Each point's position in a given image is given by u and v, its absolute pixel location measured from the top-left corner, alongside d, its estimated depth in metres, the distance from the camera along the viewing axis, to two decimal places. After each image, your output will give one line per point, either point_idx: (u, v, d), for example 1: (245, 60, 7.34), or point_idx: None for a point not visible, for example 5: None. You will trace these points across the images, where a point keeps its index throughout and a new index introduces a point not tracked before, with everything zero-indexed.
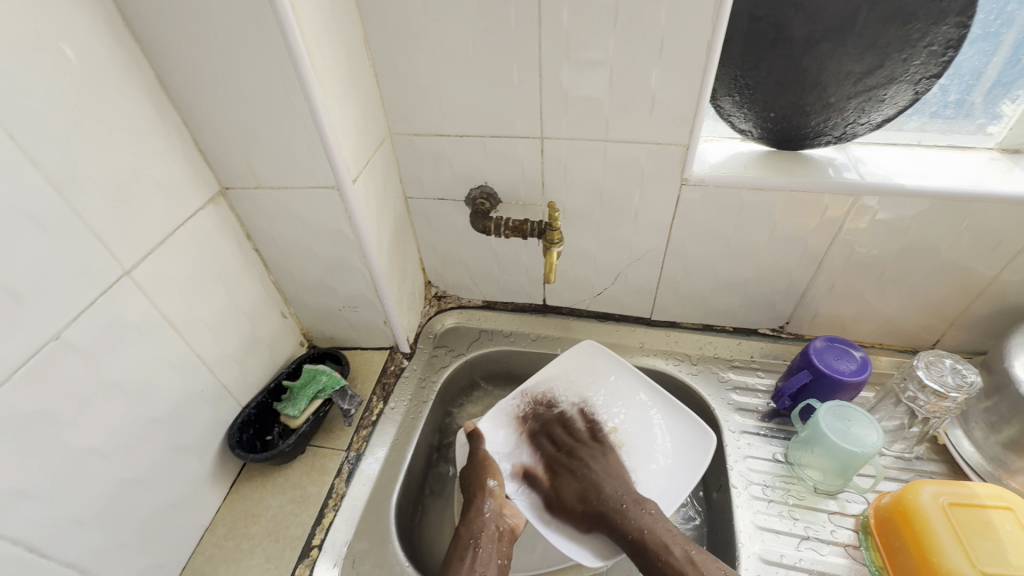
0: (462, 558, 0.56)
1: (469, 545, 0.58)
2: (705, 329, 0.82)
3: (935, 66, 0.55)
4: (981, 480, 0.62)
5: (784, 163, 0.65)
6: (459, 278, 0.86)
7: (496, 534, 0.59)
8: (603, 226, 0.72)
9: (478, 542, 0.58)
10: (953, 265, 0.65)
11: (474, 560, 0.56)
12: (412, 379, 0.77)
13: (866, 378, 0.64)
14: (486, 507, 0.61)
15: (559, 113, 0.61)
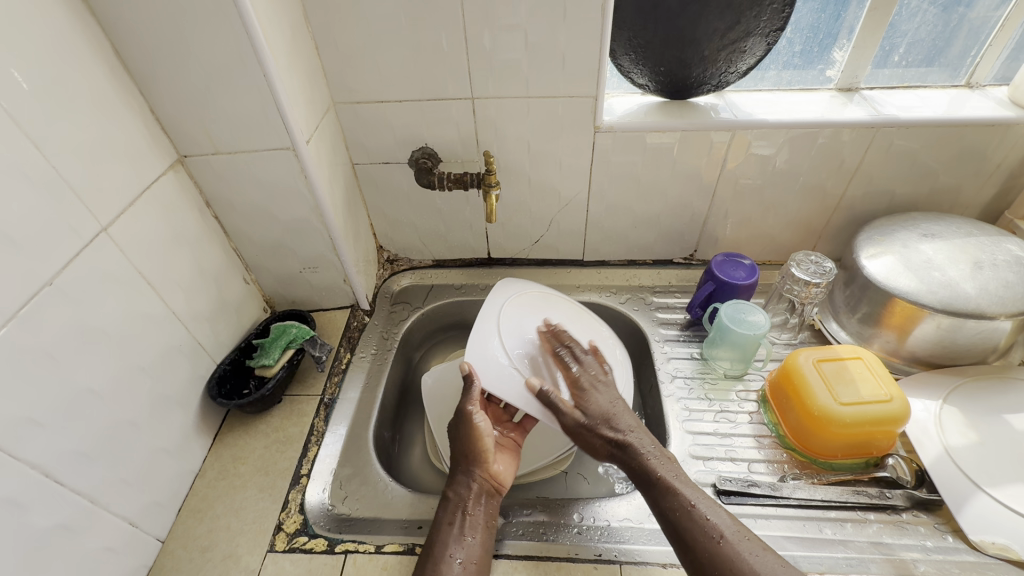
0: (452, 524, 0.56)
1: (458, 511, 0.57)
2: (630, 264, 0.95)
3: (779, 21, 0.70)
4: None
5: (676, 110, 0.78)
6: (410, 240, 0.93)
7: (485, 500, 0.59)
8: (533, 176, 0.82)
9: (466, 508, 0.58)
10: (813, 185, 0.81)
11: (463, 525, 0.56)
12: (375, 332, 0.85)
13: (755, 281, 0.79)
14: (474, 482, 0.60)
15: (486, 75, 0.70)
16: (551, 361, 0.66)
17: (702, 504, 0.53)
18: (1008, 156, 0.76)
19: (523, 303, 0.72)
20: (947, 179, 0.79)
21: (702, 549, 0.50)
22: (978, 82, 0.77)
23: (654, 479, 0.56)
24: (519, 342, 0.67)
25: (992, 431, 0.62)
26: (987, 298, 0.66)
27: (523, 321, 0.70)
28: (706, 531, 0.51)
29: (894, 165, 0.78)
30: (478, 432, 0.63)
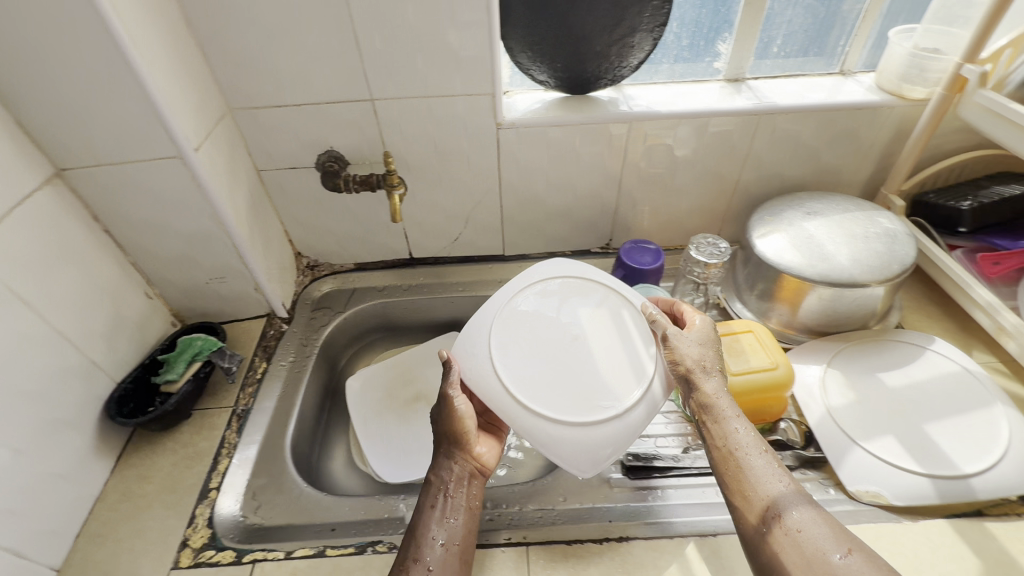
0: (433, 507, 0.56)
1: (439, 495, 0.57)
2: (550, 256, 0.97)
3: (661, 17, 0.73)
4: None
5: (576, 104, 0.81)
6: (328, 245, 0.93)
7: (467, 482, 0.59)
8: (443, 175, 0.83)
9: (447, 491, 0.58)
10: (710, 171, 0.86)
11: (444, 508, 0.56)
12: (293, 340, 0.84)
13: (661, 266, 0.83)
14: (455, 466, 0.60)
15: (382, 76, 0.71)
16: (560, 358, 0.62)
17: (769, 454, 0.53)
18: (878, 136, 0.82)
19: (550, 290, 0.67)
20: (828, 160, 0.85)
21: (755, 491, 0.51)
22: (850, 70, 0.83)
23: (723, 423, 0.55)
24: (523, 332, 0.63)
25: (866, 390, 0.68)
26: (861, 270, 0.71)
27: (541, 309, 0.66)
28: (772, 480, 0.51)
29: (780, 149, 0.83)
30: (456, 412, 0.62)
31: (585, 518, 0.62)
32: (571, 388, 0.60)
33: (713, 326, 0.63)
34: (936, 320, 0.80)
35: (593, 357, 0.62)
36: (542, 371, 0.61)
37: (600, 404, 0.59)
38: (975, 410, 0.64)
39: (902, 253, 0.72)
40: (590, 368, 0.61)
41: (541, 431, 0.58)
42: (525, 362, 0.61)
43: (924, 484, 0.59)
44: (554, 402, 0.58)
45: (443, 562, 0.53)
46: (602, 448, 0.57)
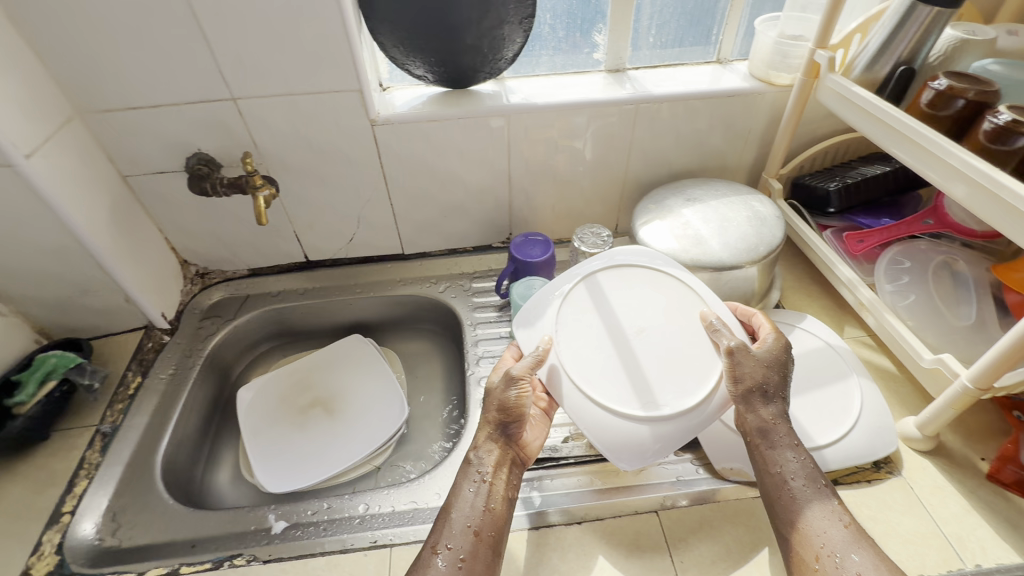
0: (473, 490, 0.55)
1: (479, 477, 0.56)
2: (452, 253, 0.96)
3: (527, 8, 0.73)
4: None
5: (455, 99, 0.80)
6: (216, 251, 0.89)
7: (506, 470, 0.58)
8: (324, 175, 0.81)
9: (489, 476, 0.56)
10: (597, 162, 0.86)
11: (485, 494, 0.54)
12: (175, 352, 0.81)
13: (552, 257, 0.83)
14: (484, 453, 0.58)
15: (240, 75, 0.68)
16: (625, 349, 0.61)
17: (830, 489, 0.53)
18: (754, 121, 0.84)
19: (627, 276, 0.66)
20: (711, 147, 0.87)
21: (812, 525, 0.51)
22: (726, 58, 0.85)
23: (790, 448, 0.55)
24: (590, 319, 0.63)
25: None
26: (730, 252, 0.73)
27: (612, 296, 0.65)
28: (833, 517, 0.51)
29: (662, 137, 0.84)
30: (513, 384, 0.59)
31: None
32: (629, 382, 0.59)
33: (788, 346, 0.60)
34: (815, 299, 0.82)
35: (657, 351, 0.61)
36: (598, 362, 0.60)
37: (649, 400, 0.57)
38: (830, 382, 0.66)
39: (768, 235, 0.75)
40: (656, 363, 0.60)
41: (600, 424, 0.56)
42: (592, 351, 0.61)
43: (822, 453, 0.60)
44: (611, 396, 0.57)
45: (463, 540, 0.51)
46: (653, 445, 0.55)
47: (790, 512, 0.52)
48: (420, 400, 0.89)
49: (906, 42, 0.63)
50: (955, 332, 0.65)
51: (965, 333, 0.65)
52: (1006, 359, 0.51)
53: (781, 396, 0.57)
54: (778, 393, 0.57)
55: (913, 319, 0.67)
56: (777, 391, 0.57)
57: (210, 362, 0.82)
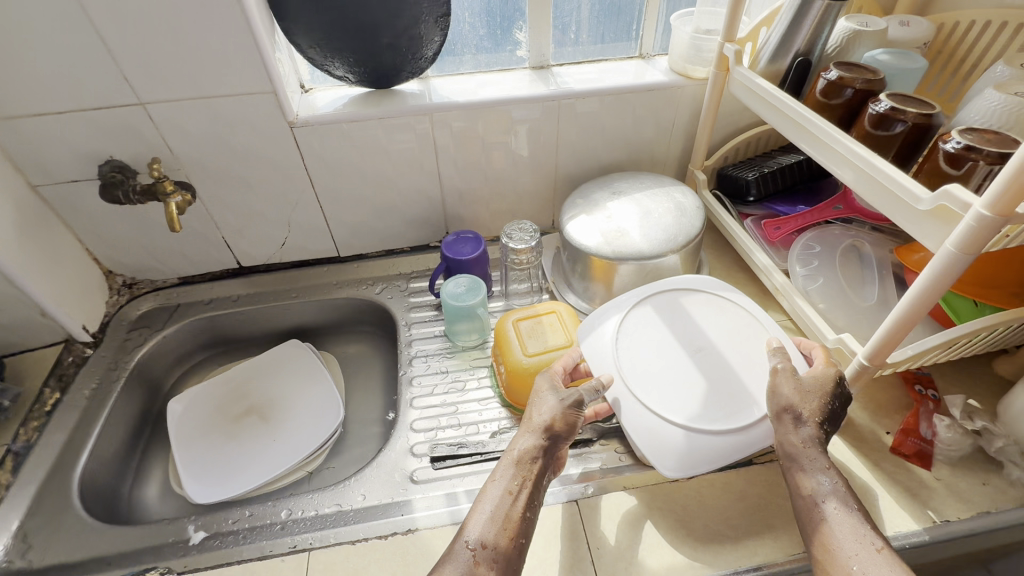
0: (511, 494, 0.54)
1: (522, 484, 0.55)
2: (389, 254, 0.96)
3: (442, 7, 0.74)
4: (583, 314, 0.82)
5: (377, 99, 0.80)
6: (141, 260, 0.87)
7: (543, 482, 0.57)
8: (248, 179, 0.80)
9: (527, 484, 0.55)
10: (526, 158, 0.87)
11: (520, 499, 0.54)
12: (98, 365, 0.79)
13: (483, 253, 0.83)
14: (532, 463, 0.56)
15: (146, 79, 0.67)
16: (682, 366, 0.63)
17: (864, 514, 0.51)
18: (677, 114, 0.86)
19: (679, 301, 0.69)
20: (639, 140, 0.88)
21: (838, 541, 0.50)
22: (648, 53, 0.87)
23: (814, 469, 0.53)
24: (646, 334, 0.66)
25: None
26: (650, 243, 0.74)
27: (677, 313, 0.68)
28: (866, 537, 0.49)
29: (589, 132, 0.86)
30: (571, 402, 0.59)
31: (379, 515, 0.61)
32: (684, 396, 0.61)
33: (839, 380, 0.56)
34: (740, 285, 0.85)
35: (714, 369, 0.62)
36: (654, 377, 0.62)
37: (702, 412, 0.59)
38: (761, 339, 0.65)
39: (688, 225, 0.76)
40: (714, 379, 0.62)
41: (650, 434, 0.58)
42: (642, 366, 0.63)
43: (745, 422, 0.58)
44: (669, 407, 0.60)
45: (498, 537, 0.51)
46: (705, 453, 0.57)
47: (816, 525, 0.52)
48: (359, 403, 0.88)
49: (802, 37, 0.66)
50: (861, 313, 0.67)
51: (870, 313, 0.67)
52: (896, 334, 0.53)
53: (814, 422, 0.54)
54: (810, 418, 0.54)
55: (824, 301, 0.69)
56: (827, 417, 0.55)
57: (138, 375, 0.81)
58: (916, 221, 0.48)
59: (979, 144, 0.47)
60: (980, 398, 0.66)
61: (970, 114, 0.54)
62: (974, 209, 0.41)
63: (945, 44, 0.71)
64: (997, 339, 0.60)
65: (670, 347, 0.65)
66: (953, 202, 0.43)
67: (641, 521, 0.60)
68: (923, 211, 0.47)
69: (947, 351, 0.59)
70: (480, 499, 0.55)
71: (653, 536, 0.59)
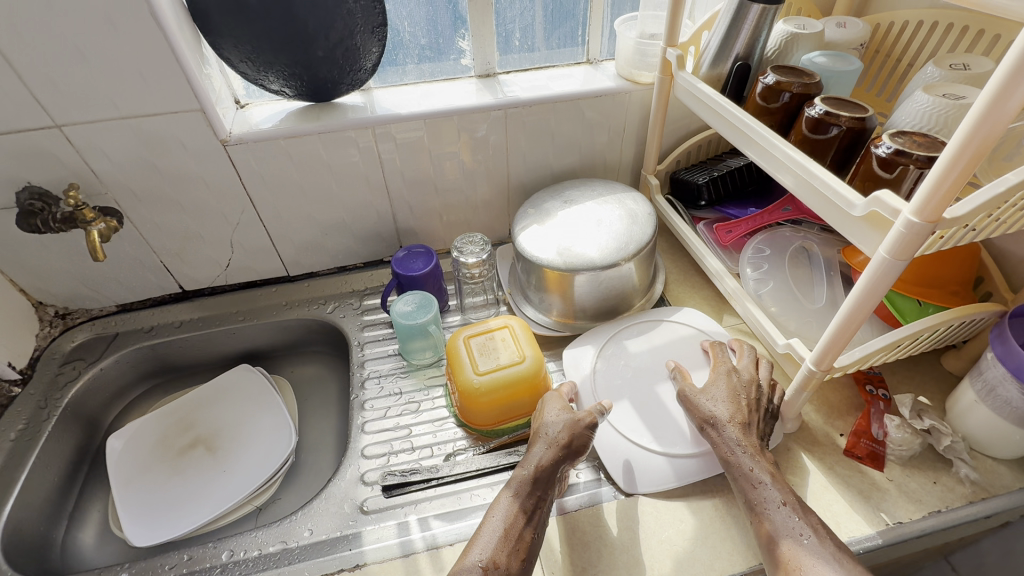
0: (525, 513, 0.54)
1: (535, 502, 0.55)
2: (341, 271, 0.93)
3: (377, 17, 0.71)
4: (542, 327, 0.81)
5: (316, 113, 0.77)
6: (74, 290, 0.82)
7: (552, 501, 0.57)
8: (182, 201, 0.76)
9: (538, 503, 0.55)
10: (476, 168, 0.85)
11: (530, 518, 0.54)
12: (28, 404, 0.74)
13: (435, 268, 0.81)
14: (549, 481, 0.57)
15: (60, 101, 0.63)
16: (649, 395, 0.68)
17: (791, 508, 0.52)
18: (627, 119, 0.85)
19: (635, 336, 0.75)
20: (590, 146, 0.87)
21: (782, 542, 0.50)
22: (596, 58, 0.87)
23: (747, 477, 0.55)
24: (627, 375, 0.70)
25: (610, 367, 0.71)
26: (602, 252, 0.73)
27: (645, 347, 0.73)
28: (792, 532, 0.51)
29: (540, 139, 0.84)
30: (587, 422, 0.60)
31: (327, 550, 0.58)
32: (657, 425, 0.65)
33: (726, 372, 0.63)
34: (697, 290, 0.84)
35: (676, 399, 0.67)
36: (630, 409, 0.67)
37: (675, 437, 0.64)
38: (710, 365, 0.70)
39: (639, 232, 0.75)
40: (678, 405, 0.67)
41: (637, 463, 0.62)
42: (617, 400, 0.68)
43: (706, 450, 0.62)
44: (647, 435, 0.64)
45: (510, 558, 0.51)
46: (658, 479, 0.61)
47: (764, 533, 0.52)
48: (313, 428, 0.85)
49: (742, 40, 0.65)
50: (811, 315, 0.68)
51: (820, 315, 0.67)
52: (841, 337, 0.52)
53: (732, 422, 0.58)
54: (724, 420, 0.58)
55: (775, 305, 0.69)
56: (739, 413, 0.59)
57: (72, 412, 0.77)
58: (850, 226, 0.48)
59: (908, 148, 0.47)
60: (929, 395, 0.66)
61: (902, 116, 0.54)
62: (903, 215, 0.41)
63: (882, 44, 0.72)
64: (945, 336, 0.60)
65: (647, 384, 0.69)
66: (883, 208, 0.42)
67: (593, 539, 0.57)
68: (857, 216, 0.46)
69: (893, 352, 0.58)
70: (489, 516, 0.54)
71: (608, 554, 0.56)
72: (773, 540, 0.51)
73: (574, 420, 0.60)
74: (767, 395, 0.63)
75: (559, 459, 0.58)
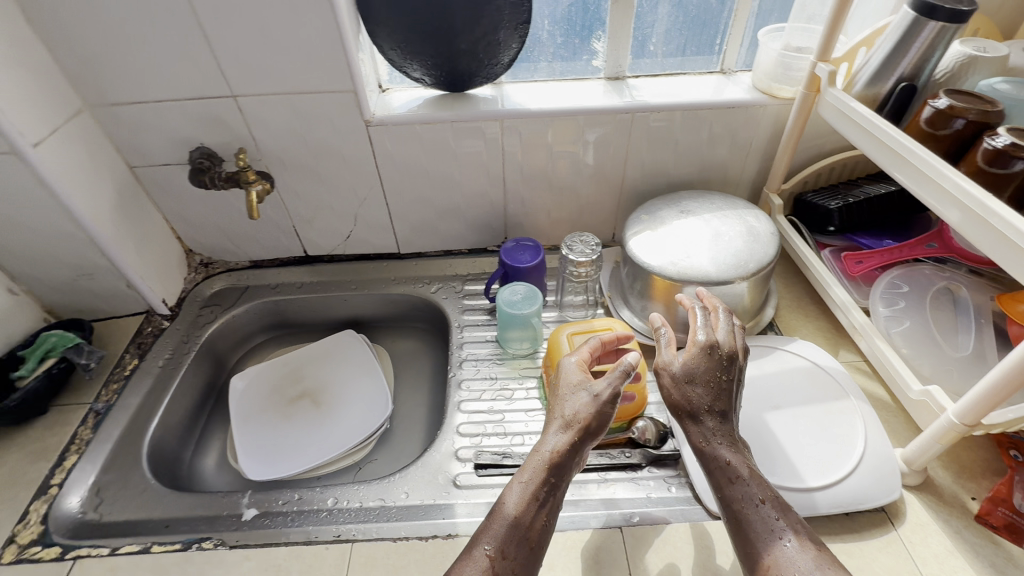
0: (537, 501, 0.50)
1: (546, 491, 0.51)
2: (447, 255, 0.97)
3: (523, 15, 0.73)
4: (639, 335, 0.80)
5: (450, 102, 0.81)
6: (219, 243, 0.92)
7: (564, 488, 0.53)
8: (321, 173, 0.83)
9: (551, 491, 0.51)
10: (593, 170, 0.86)
11: (541, 506, 0.50)
12: (172, 336, 0.84)
13: (541, 262, 0.83)
14: (561, 463, 0.52)
15: (239, 73, 0.70)
16: (759, 423, 0.63)
17: (769, 505, 0.49)
18: (757, 134, 0.82)
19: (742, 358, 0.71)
20: (712, 159, 0.85)
21: (762, 546, 0.47)
22: (730, 69, 0.84)
23: (723, 470, 0.52)
24: None
25: None
26: (719, 268, 0.71)
27: (758, 372, 0.69)
28: (773, 534, 0.47)
29: (661, 146, 0.83)
30: (606, 399, 0.55)
31: (420, 515, 0.61)
32: (764, 452, 0.60)
33: (706, 345, 0.57)
34: (812, 319, 0.79)
35: (793, 432, 0.62)
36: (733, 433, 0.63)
37: (782, 468, 0.59)
38: (829, 402, 0.64)
39: (761, 251, 0.73)
40: (791, 438, 0.61)
41: None
42: None
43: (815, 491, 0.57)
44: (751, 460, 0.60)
45: (519, 548, 0.48)
46: None
47: (746, 535, 0.48)
48: (407, 398, 0.89)
49: (909, 59, 0.61)
50: (951, 363, 0.62)
51: (961, 364, 0.61)
52: (1001, 392, 0.47)
53: (706, 410, 0.54)
54: (701, 408, 0.54)
55: (907, 346, 0.64)
56: (713, 395, 0.55)
57: (206, 350, 0.86)
58: None
59: None
60: None
61: None
62: None
63: None
64: None
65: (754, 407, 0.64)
66: None
67: (684, 557, 0.56)
68: None
69: None
70: (503, 502, 0.51)
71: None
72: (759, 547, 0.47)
73: (596, 398, 0.55)
74: (738, 369, 0.58)
75: (577, 440, 0.53)
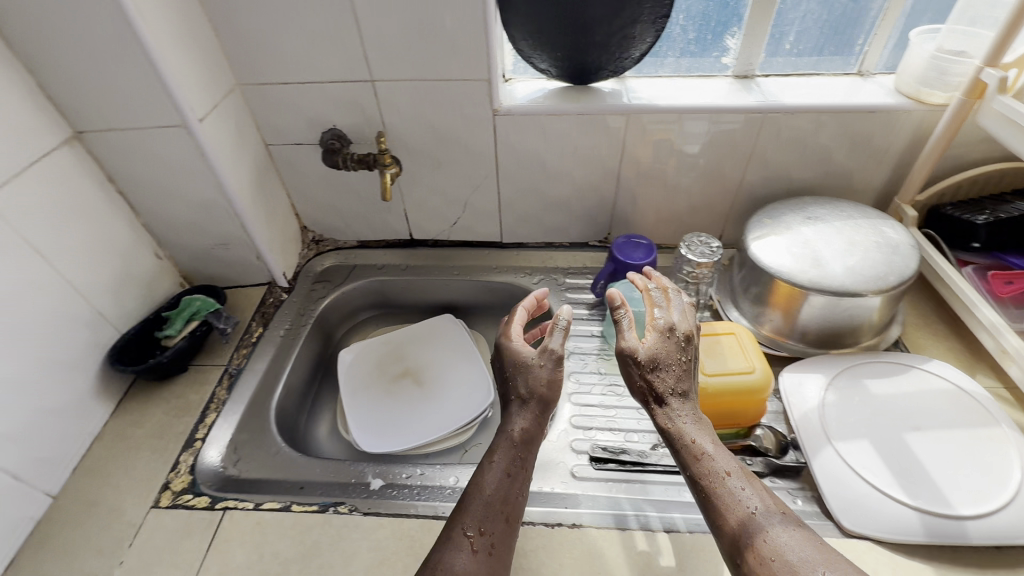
0: (510, 475, 0.52)
1: (512, 466, 0.53)
2: (547, 247, 0.98)
3: (663, 8, 0.72)
4: None
5: (575, 94, 0.80)
6: (333, 222, 0.96)
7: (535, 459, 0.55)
8: (441, 159, 0.85)
9: (518, 465, 0.53)
10: (712, 170, 0.84)
11: (513, 482, 0.52)
12: (291, 308, 0.89)
13: (653, 261, 0.81)
14: (523, 438, 0.55)
15: (382, 59, 0.73)
16: (897, 443, 0.61)
17: (737, 478, 0.49)
18: (895, 141, 0.78)
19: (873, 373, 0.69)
20: (841, 164, 0.82)
21: (730, 517, 0.47)
22: (869, 71, 0.80)
23: (689, 448, 0.52)
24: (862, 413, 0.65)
25: (844, 398, 0.66)
26: (853, 278, 0.68)
27: (891, 389, 0.67)
28: (747, 507, 0.47)
29: (789, 149, 0.80)
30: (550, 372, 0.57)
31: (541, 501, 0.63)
32: (905, 473, 0.59)
33: (661, 327, 0.58)
34: (942, 339, 0.76)
35: (936, 454, 0.59)
36: (869, 449, 0.61)
37: (926, 490, 0.57)
38: (973, 427, 0.61)
39: (900, 264, 0.69)
40: (934, 462, 0.59)
41: (872, 504, 0.57)
42: (852, 437, 0.62)
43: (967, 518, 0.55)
44: (891, 479, 0.58)
45: (496, 521, 0.49)
46: (903, 526, 0.55)
47: (715, 510, 0.48)
48: None
49: None
50: None
51: None
52: None
53: (676, 391, 0.55)
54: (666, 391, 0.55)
55: None
56: (677, 378, 0.56)
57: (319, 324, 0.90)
58: None
59: None
60: None
61: None
62: None
63: None
64: None
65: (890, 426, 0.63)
66: None
67: None
68: None
69: None
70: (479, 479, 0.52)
71: None
72: (736, 521, 0.47)
73: (555, 373, 0.57)
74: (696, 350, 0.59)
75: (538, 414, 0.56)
